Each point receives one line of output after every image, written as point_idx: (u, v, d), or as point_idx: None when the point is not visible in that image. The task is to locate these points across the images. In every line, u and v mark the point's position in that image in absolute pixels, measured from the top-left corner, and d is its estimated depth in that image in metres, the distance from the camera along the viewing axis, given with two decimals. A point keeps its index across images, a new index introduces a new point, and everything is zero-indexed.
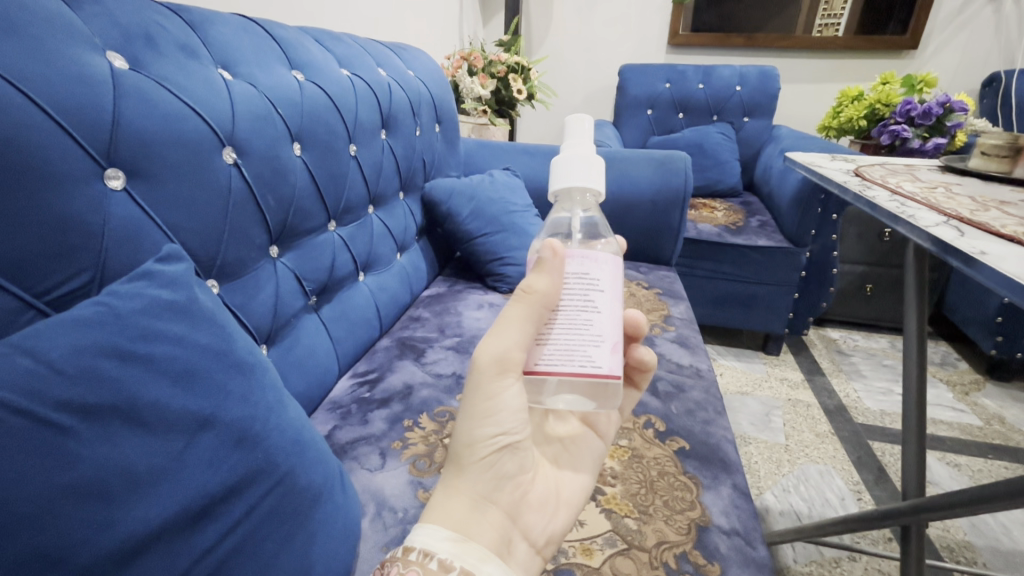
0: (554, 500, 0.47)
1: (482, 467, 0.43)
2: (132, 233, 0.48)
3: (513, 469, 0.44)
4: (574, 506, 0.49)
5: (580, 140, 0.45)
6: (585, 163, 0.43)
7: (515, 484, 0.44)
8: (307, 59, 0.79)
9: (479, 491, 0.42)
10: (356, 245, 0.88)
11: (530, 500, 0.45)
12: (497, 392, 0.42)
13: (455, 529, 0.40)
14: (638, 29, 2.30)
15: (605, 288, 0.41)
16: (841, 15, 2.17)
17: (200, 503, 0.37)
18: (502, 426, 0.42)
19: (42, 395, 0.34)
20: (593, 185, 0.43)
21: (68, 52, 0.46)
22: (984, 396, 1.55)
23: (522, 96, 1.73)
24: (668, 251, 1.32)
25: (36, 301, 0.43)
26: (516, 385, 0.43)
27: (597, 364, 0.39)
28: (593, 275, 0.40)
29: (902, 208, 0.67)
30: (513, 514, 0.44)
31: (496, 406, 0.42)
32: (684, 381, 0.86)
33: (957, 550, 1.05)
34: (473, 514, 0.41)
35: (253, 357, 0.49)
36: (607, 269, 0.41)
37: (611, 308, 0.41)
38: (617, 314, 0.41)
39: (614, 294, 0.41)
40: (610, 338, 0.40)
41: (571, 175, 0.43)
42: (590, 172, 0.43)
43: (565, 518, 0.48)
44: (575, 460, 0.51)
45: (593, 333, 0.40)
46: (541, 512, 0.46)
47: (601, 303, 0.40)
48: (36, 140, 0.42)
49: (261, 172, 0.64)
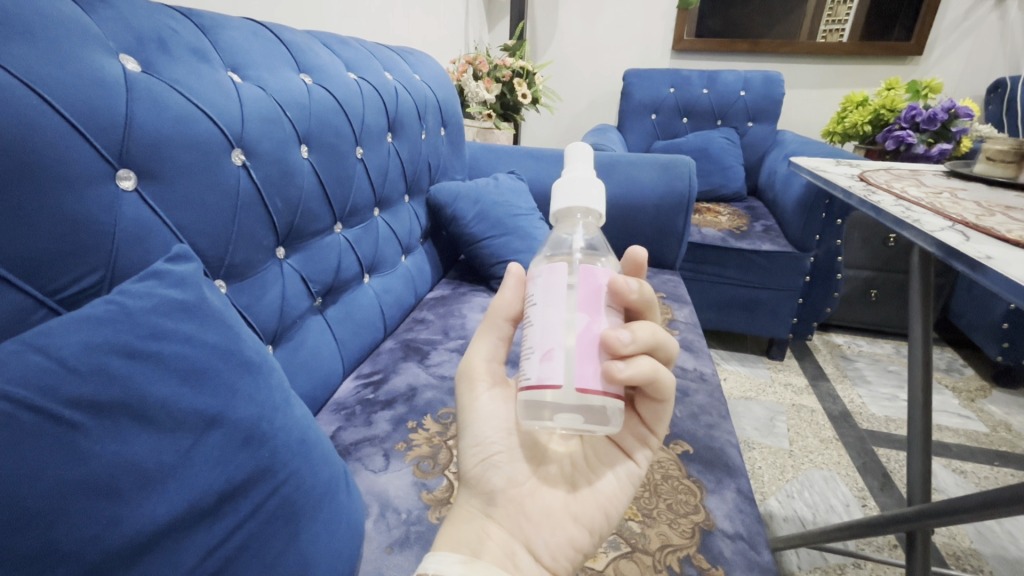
0: (562, 512, 0.44)
1: (474, 482, 0.45)
2: (143, 233, 0.49)
3: (506, 482, 0.44)
4: (589, 523, 0.45)
5: (581, 166, 0.46)
6: (585, 185, 0.44)
7: (512, 498, 0.44)
8: (315, 63, 0.79)
9: (474, 505, 0.45)
10: (361, 247, 0.88)
11: (530, 511, 0.44)
12: (473, 403, 0.47)
13: (468, 553, 0.41)
14: (643, 35, 2.31)
15: (536, 301, 0.40)
16: (846, 20, 2.17)
17: (206, 502, 0.38)
18: (487, 437, 0.46)
19: (55, 391, 0.34)
20: (594, 207, 0.44)
21: (82, 55, 0.46)
22: (990, 403, 1.54)
23: (527, 100, 1.74)
24: (673, 255, 1.32)
25: (48, 299, 0.43)
26: (490, 395, 0.48)
27: (526, 375, 0.38)
28: (530, 291, 0.41)
29: (907, 213, 0.67)
30: (512, 525, 0.43)
31: (475, 418, 0.47)
32: (689, 385, 0.86)
33: (963, 557, 1.04)
34: (465, 525, 0.44)
35: (260, 357, 0.49)
36: (542, 279, 0.40)
37: (544, 319, 0.39)
38: (555, 322, 0.38)
39: (546, 303, 0.39)
40: (539, 349, 0.38)
41: (573, 194, 0.44)
42: (591, 194, 0.44)
43: (578, 534, 0.44)
44: (592, 475, 0.46)
45: (526, 346, 0.39)
46: (547, 524, 0.44)
47: (531, 315, 0.40)
48: (51, 141, 0.43)
49: (269, 174, 0.64)
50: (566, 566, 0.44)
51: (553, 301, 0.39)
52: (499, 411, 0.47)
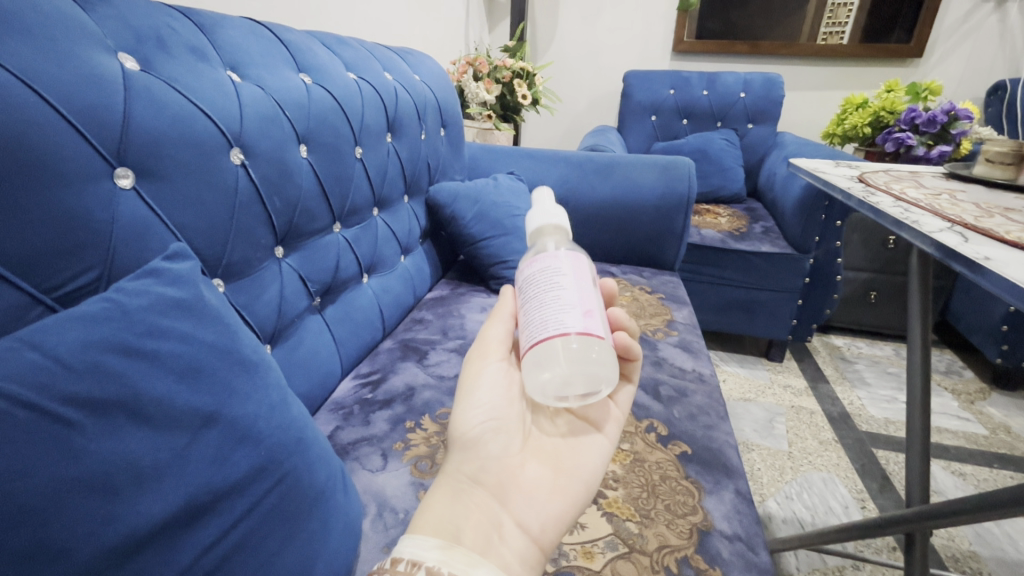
0: (549, 486, 0.46)
1: (469, 448, 0.46)
2: (140, 231, 0.49)
3: (499, 451, 0.47)
4: (574, 498, 0.47)
5: (548, 200, 0.56)
6: (552, 210, 0.54)
7: (503, 466, 0.46)
8: (315, 63, 0.79)
9: (466, 471, 0.46)
10: (360, 247, 0.88)
11: (519, 484, 0.46)
12: (479, 374, 0.50)
13: (448, 539, 0.41)
14: (643, 36, 2.31)
15: (570, 271, 0.45)
16: (846, 23, 2.18)
17: (203, 500, 0.37)
18: (487, 408, 0.48)
19: (50, 388, 0.34)
20: (561, 223, 0.53)
21: (81, 52, 0.46)
22: (990, 405, 1.54)
23: (527, 101, 1.74)
24: (672, 256, 1.32)
25: (45, 296, 0.43)
26: (496, 369, 0.51)
27: (569, 325, 0.42)
28: (557, 263, 0.46)
29: (906, 215, 0.67)
30: (502, 496, 0.45)
31: (479, 387, 0.49)
32: (686, 386, 0.86)
33: (962, 560, 1.04)
34: (454, 492, 0.44)
35: (258, 355, 0.49)
36: (571, 260, 0.47)
37: (579, 286, 0.45)
38: (587, 292, 0.45)
39: (580, 277, 0.45)
40: (581, 306, 0.43)
41: (543, 217, 0.53)
42: (558, 216, 0.53)
43: (564, 508, 0.46)
44: (578, 455, 0.49)
45: (564, 303, 0.43)
46: (534, 498, 0.45)
47: (567, 282, 0.45)
48: (47, 137, 0.43)
49: (268, 173, 0.64)
50: (551, 540, 0.45)
51: (586, 278, 0.46)
52: (501, 384, 0.50)
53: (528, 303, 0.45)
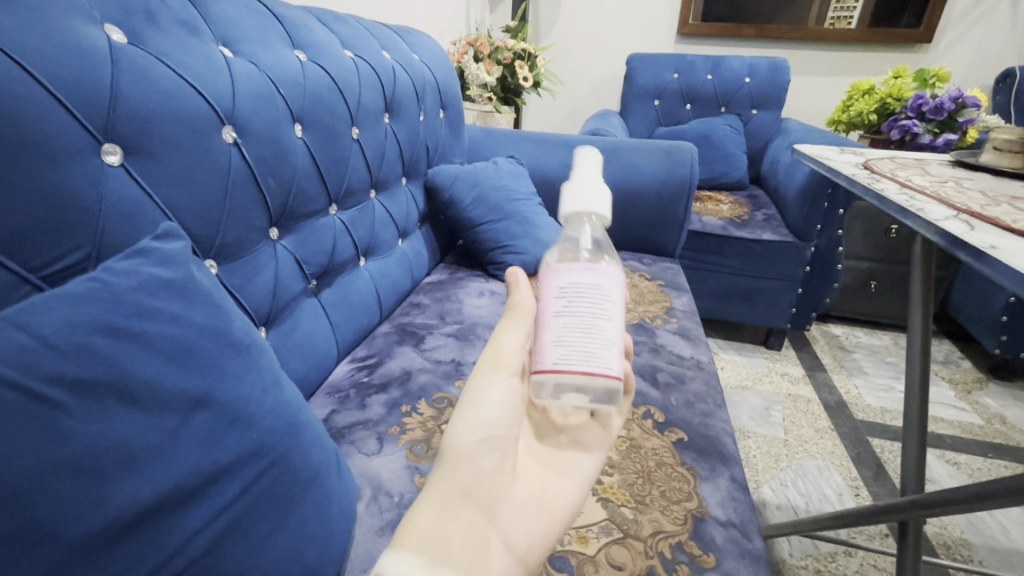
0: (535, 506, 0.46)
1: (462, 461, 0.43)
2: (130, 209, 0.48)
3: (492, 466, 0.44)
4: (558, 516, 0.46)
5: (590, 172, 0.48)
6: (593, 190, 0.46)
7: (493, 482, 0.44)
8: (310, 39, 0.77)
9: (458, 484, 0.43)
10: (357, 229, 0.87)
11: (507, 502, 0.44)
12: (487, 386, 0.47)
13: (433, 556, 0.38)
14: (647, 18, 2.27)
15: (617, 299, 0.43)
16: (855, 8, 2.13)
17: (191, 483, 0.37)
18: (487, 420, 0.45)
19: (37, 369, 0.33)
20: (600, 212, 0.46)
21: (64, 24, 0.45)
22: (986, 395, 1.54)
23: (528, 83, 1.71)
24: (672, 243, 1.31)
25: (32, 275, 0.42)
26: (504, 384, 0.47)
27: (607, 365, 0.42)
28: (608, 286, 0.43)
29: (911, 201, 0.65)
30: (490, 513, 0.43)
31: (484, 401, 0.46)
32: (684, 373, 0.85)
33: (954, 547, 1.05)
34: (442, 507, 0.41)
35: (250, 338, 0.49)
36: (618, 280, 0.44)
37: (621, 316, 0.43)
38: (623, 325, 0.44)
39: (623, 306, 0.44)
40: (619, 344, 0.43)
41: (580, 201, 0.46)
42: (599, 203, 0.46)
43: (547, 529, 0.45)
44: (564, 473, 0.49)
45: (606, 337, 0.42)
46: (520, 515, 0.44)
47: (612, 311, 0.43)
48: (32, 112, 0.41)
49: (262, 152, 0.63)
50: (534, 560, 0.44)
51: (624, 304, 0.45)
52: (506, 398, 0.47)
53: (568, 317, 0.42)
